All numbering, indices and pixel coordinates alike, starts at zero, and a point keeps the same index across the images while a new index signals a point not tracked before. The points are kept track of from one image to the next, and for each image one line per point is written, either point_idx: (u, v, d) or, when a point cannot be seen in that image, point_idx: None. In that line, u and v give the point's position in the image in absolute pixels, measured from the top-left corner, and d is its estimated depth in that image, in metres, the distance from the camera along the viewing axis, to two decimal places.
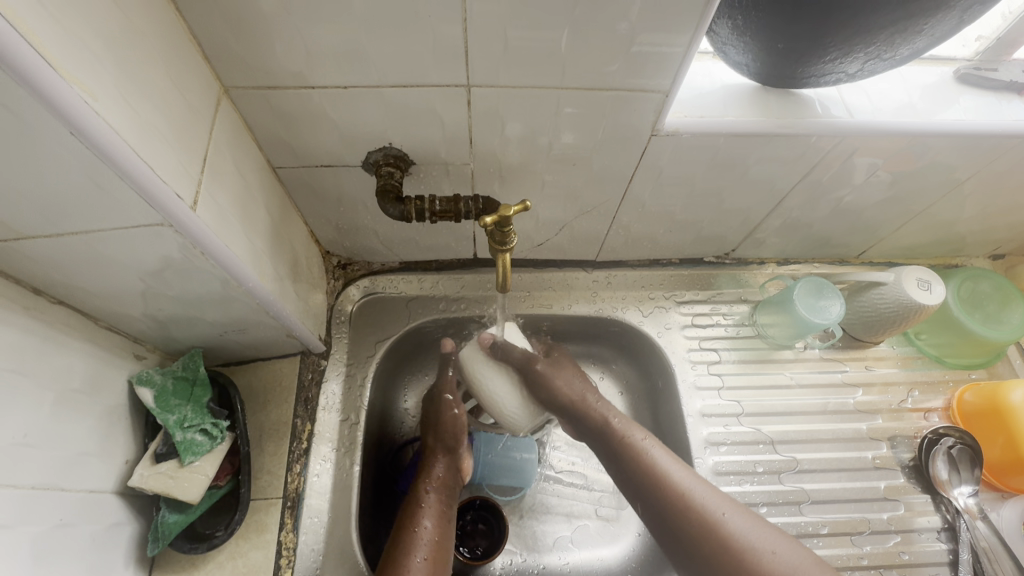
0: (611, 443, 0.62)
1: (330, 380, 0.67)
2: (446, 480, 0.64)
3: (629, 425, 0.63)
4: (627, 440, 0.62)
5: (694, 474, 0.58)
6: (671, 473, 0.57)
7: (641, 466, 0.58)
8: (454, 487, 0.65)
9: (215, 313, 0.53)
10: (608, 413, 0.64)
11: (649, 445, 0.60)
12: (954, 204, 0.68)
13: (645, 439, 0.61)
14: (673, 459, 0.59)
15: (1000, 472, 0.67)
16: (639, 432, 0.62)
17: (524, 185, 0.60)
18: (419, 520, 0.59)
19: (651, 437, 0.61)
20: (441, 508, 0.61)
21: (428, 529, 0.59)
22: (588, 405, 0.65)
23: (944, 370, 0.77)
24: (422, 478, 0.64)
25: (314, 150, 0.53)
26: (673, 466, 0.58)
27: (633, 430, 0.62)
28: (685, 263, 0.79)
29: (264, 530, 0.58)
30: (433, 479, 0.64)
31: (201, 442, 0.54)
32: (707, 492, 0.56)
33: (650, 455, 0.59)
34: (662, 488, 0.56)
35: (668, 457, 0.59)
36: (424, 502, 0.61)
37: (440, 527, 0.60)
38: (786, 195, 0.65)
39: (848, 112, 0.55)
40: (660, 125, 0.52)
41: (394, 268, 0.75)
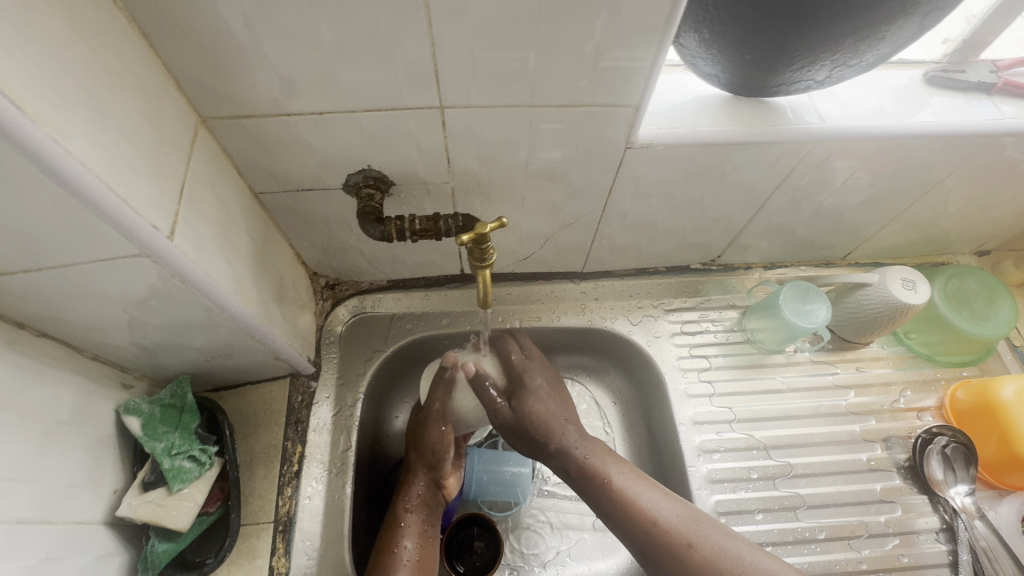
0: (573, 469, 0.58)
1: (320, 402, 0.67)
2: (429, 499, 0.63)
3: (583, 452, 0.59)
4: (585, 462, 0.58)
5: (649, 486, 0.55)
6: (632, 495, 0.54)
7: (600, 487, 0.56)
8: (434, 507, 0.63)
9: (201, 339, 0.53)
10: (574, 438, 0.60)
11: (615, 473, 0.56)
12: (935, 202, 0.69)
13: (599, 458, 0.58)
14: (639, 481, 0.55)
15: (996, 469, 0.66)
16: (592, 451, 0.59)
17: (504, 201, 0.61)
18: (399, 541, 0.59)
19: (609, 457, 0.58)
20: (422, 528, 0.60)
21: (408, 549, 0.58)
22: (555, 431, 0.61)
23: (936, 369, 0.77)
24: (400, 500, 0.62)
25: (294, 174, 0.53)
26: (632, 484, 0.55)
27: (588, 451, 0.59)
28: (672, 271, 0.80)
29: (256, 556, 0.58)
30: (413, 498, 0.62)
31: (189, 469, 0.54)
32: (673, 512, 0.53)
33: (609, 476, 0.56)
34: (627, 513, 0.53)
35: (636, 482, 0.55)
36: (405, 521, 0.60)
37: (420, 547, 0.59)
38: (766, 201, 0.65)
39: (821, 118, 0.56)
40: (633, 137, 0.53)
41: (382, 287, 0.75)
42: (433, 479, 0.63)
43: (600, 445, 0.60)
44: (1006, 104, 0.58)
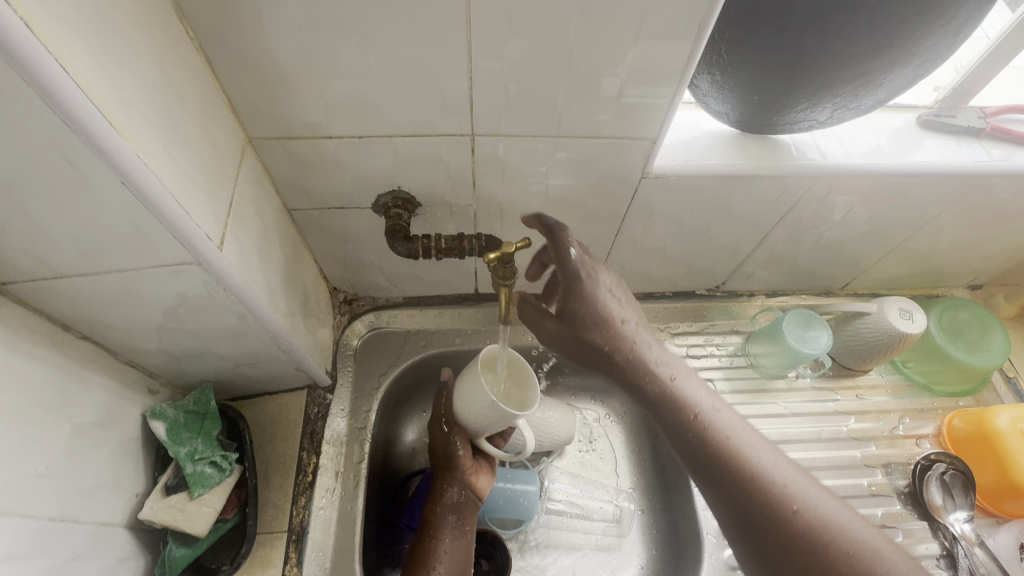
0: (670, 411, 0.54)
1: (335, 413, 0.69)
2: (459, 500, 0.64)
3: (688, 398, 0.54)
4: (683, 400, 0.54)
5: (761, 438, 0.52)
6: (737, 445, 0.50)
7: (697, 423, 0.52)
8: (467, 506, 0.64)
9: (230, 347, 0.55)
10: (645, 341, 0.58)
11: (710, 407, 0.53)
12: (928, 237, 0.73)
13: (709, 408, 0.53)
14: (739, 422, 0.53)
15: (992, 497, 0.68)
16: (698, 390, 0.55)
17: (522, 224, 0.64)
18: (436, 545, 0.60)
19: (709, 396, 0.55)
20: (458, 525, 0.62)
21: (444, 554, 0.60)
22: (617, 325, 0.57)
23: (933, 398, 0.79)
24: (432, 498, 0.64)
25: (328, 193, 0.56)
26: (725, 420, 0.52)
27: (694, 396, 0.54)
28: (679, 296, 0.83)
29: (269, 565, 0.58)
30: (445, 501, 0.63)
31: (210, 475, 0.55)
32: (782, 468, 0.49)
33: (715, 421, 0.52)
34: (717, 448, 0.50)
35: (737, 422, 0.52)
36: (438, 521, 0.62)
37: (452, 544, 0.61)
38: (770, 231, 0.69)
39: (823, 155, 0.60)
40: (649, 167, 0.56)
41: (398, 303, 0.78)
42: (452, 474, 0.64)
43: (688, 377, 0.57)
44: (994, 148, 0.62)
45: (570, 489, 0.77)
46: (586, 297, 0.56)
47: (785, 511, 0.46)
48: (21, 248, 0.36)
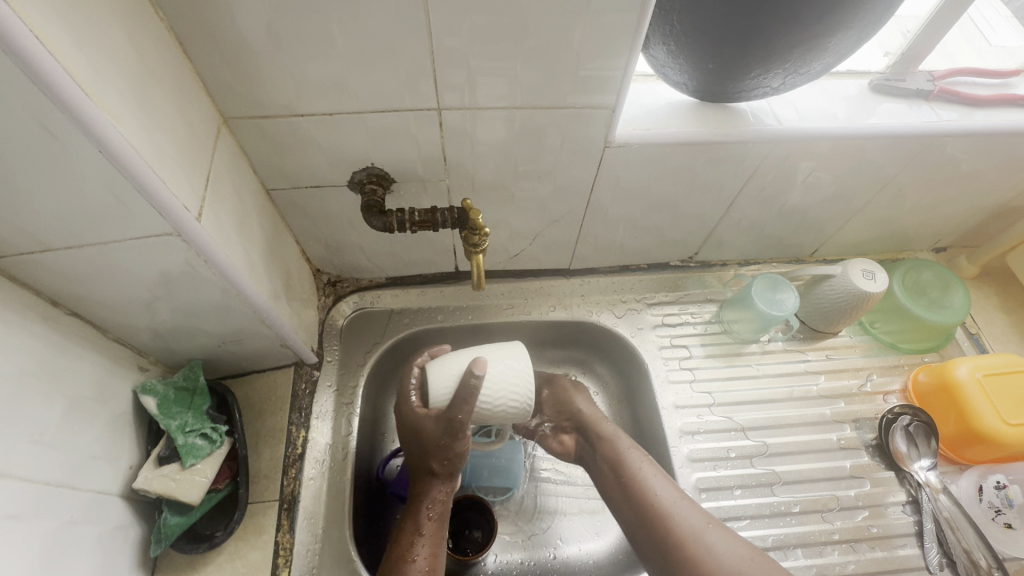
0: (607, 462, 0.65)
1: (321, 389, 0.71)
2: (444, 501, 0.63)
3: (618, 443, 0.66)
4: (620, 455, 0.65)
5: (687, 500, 0.60)
6: (679, 525, 0.57)
7: (623, 472, 0.63)
8: (449, 505, 0.64)
9: (215, 322, 0.57)
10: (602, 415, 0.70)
11: (644, 474, 0.62)
12: (888, 199, 0.75)
13: (646, 467, 0.62)
14: (664, 480, 0.61)
15: (955, 445, 0.71)
16: (647, 467, 0.62)
17: (495, 197, 0.66)
18: (414, 549, 0.60)
19: (634, 449, 0.65)
20: (436, 536, 0.61)
21: (422, 558, 0.59)
22: (599, 424, 0.69)
23: (899, 356, 0.82)
24: (420, 504, 0.62)
25: (305, 171, 0.59)
26: (646, 466, 0.62)
27: (622, 445, 0.65)
28: (654, 267, 0.85)
29: (262, 532, 0.61)
30: (433, 504, 0.62)
31: (201, 446, 0.57)
32: (712, 535, 0.56)
33: (636, 475, 0.62)
34: (631, 491, 0.61)
35: (659, 480, 0.61)
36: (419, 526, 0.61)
37: (432, 548, 0.60)
38: (734, 198, 0.71)
39: (777, 120, 0.62)
40: (611, 136, 0.58)
41: (381, 283, 0.81)
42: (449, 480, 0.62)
43: (633, 447, 0.65)
44: (943, 109, 0.65)
45: (554, 457, 0.80)
46: (568, 402, 0.72)
47: (681, 538, 0.56)
48: (8, 220, 0.38)
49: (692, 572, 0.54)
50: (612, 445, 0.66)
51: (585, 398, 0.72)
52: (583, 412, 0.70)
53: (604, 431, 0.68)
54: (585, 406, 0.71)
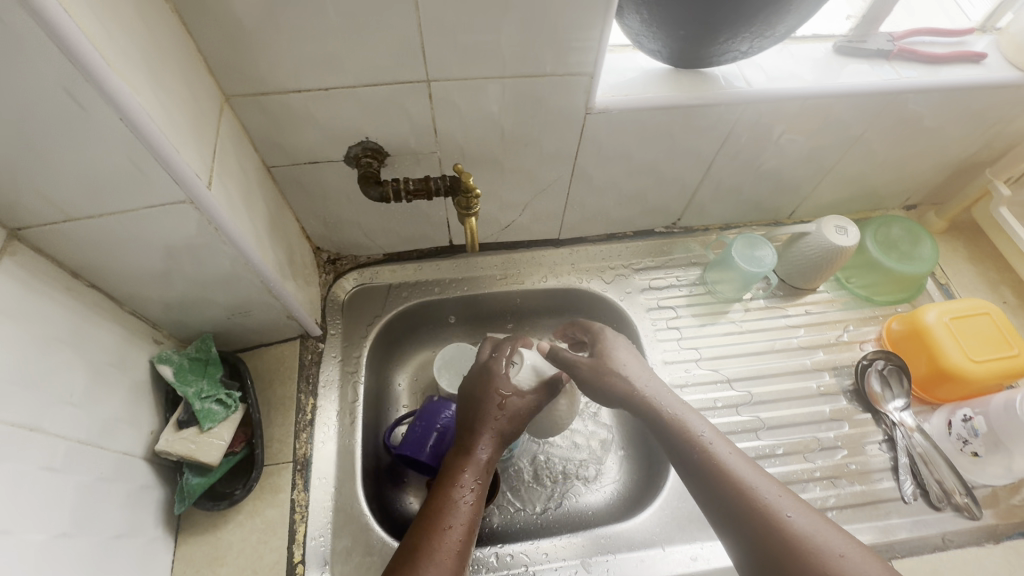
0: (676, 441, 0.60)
1: (327, 359, 0.75)
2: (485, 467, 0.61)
3: (691, 424, 0.60)
4: (686, 434, 0.60)
5: (763, 474, 0.55)
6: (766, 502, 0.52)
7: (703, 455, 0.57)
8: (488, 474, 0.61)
9: (225, 293, 0.60)
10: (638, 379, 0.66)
11: (725, 454, 0.57)
12: (857, 158, 0.80)
13: (707, 433, 0.60)
14: (748, 464, 0.56)
15: (926, 385, 0.76)
16: (726, 450, 0.58)
17: (484, 168, 0.69)
18: (450, 520, 0.55)
19: (703, 424, 0.61)
20: (482, 480, 0.59)
21: (455, 535, 0.54)
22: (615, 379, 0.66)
23: (874, 308, 0.87)
24: (461, 452, 0.62)
25: (303, 147, 0.62)
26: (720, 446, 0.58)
27: (693, 425, 0.60)
28: (640, 234, 0.89)
29: (278, 491, 0.64)
30: (473, 466, 0.60)
31: (218, 411, 0.61)
32: (800, 515, 0.51)
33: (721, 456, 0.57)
34: (717, 475, 0.56)
35: (743, 461, 0.57)
36: (457, 494, 0.57)
37: (468, 524, 0.55)
38: (712, 162, 0.75)
39: (747, 83, 0.66)
40: (591, 103, 0.62)
41: (379, 260, 0.84)
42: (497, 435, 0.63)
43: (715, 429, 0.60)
44: (903, 68, 0.69)
45: None
46: (607, 360, 0.67)
47: (771, 517, 0.51)
48: (35, 188, 0.41)
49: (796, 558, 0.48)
50: (673, 422, 0.61)
51: (625, 366, 0.67)
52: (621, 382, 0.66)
53: (659, 401, 0.63)
54: (631, 369, 0.66)
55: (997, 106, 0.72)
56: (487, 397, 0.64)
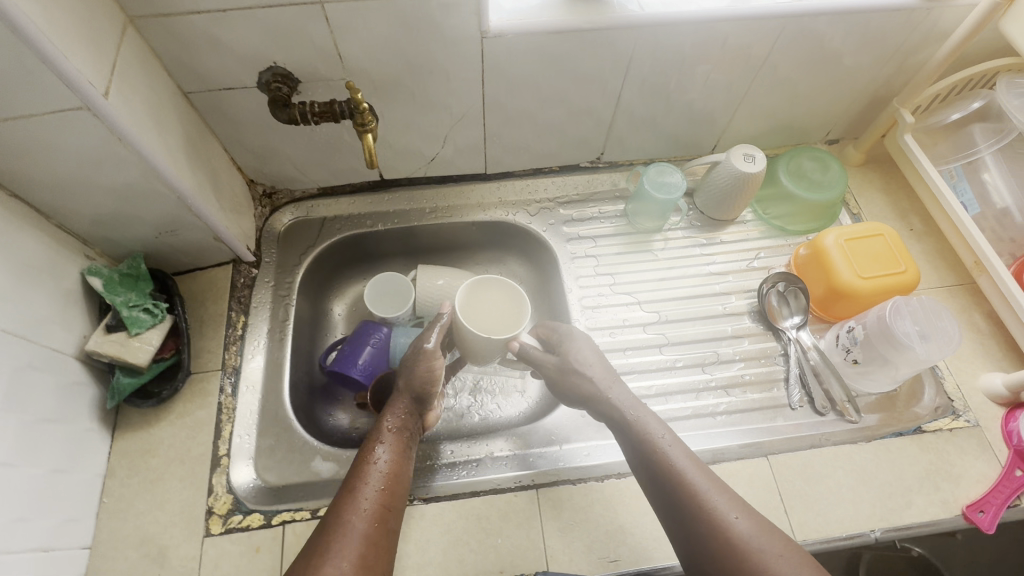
0: (635, 442, 0.62)
1: (259, 283, 0.80)
2: (402, 429, 0.65)
3: (651, 427, 0.63)
4: (645, 436, 0.62)
5: (713, 481, 0.58)
6: (713, 507, 0.56)
7: (658, 458, 0.60)
8: (410, 434, 0.66)
9: (147, 210, 0.65)
10: (611, 384, 0.67)
11: (679, 458, 0.60)
12: (768, 88, 0.82)
13: (666, 440, 0.62)
14: (699, 469, 0.59)
15: (823, 304, 0.80)
16: (680, 455, 0.60)
17: (397, 96, 0.73)
18: (366, 481, 0.59)
19: (659, 425, 0.63)
20: (399, 447, 0.63)
21: (369, 497, 0.57)
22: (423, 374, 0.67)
23: (787, 238, 0.91)
24: (377, 426, 0.65)
25: (215, 72, 0.65)
26: (677, 451, 0.60)
27: (650, 426, 0.63)
28: (565, 169, 0.93)
29: (206, 395, 0.70)
30: (390, 423, 0.65)
31: (145, 319, 0.66)
32: (742, 521, 0.54)
33: (676, 462, 0.59)
34: (669, 477, 0.58)
35: (695, 467, 0.59)
36: (374, 464, 0.60)
37: (385, 488, 0.59)
38: (621, 91, 0.78)
39: (641, 8, 0.69)
40: (485, 27, 0.65)
41: (314, 194, 0.89)
42: (410, 403, 0.67)
43: (669, 432, 0.63)
44: None
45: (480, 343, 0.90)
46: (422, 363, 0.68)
47: (715, 521, 0.55)
48: None
49: (732, 561, 0.52)
50: (631, 426, 0.64)
51: (586, 369, 0.68)
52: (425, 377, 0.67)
53: (620, 404, 0.65)
54: (594, 375, 0.68)
55: (895, 30, 0.74)
56: (419, 364, 0.68)
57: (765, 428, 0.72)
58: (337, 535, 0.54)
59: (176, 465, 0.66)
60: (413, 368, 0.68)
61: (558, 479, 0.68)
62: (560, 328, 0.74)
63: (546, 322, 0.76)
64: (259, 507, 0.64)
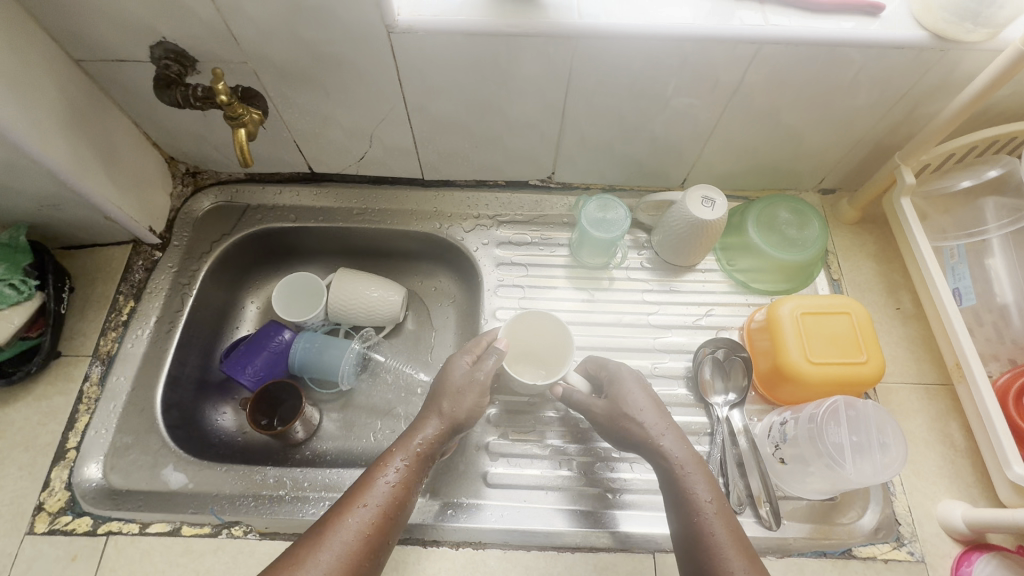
0: (680, 505, 0.53)
1: (158, 267, 0.76)
2: (423, 455, 0.56)
3: (698, 489, 0.53)
4: (690, 499, 0.52)
5: (759, 574, 0.48)
6: None
7: (699, 530, 0.51)
8: (426, 462, 0.57)
9: (18, 181, 0.61)
10: (666, 427, 0.57)
11: (724, 536, 0.50)
12: (743, 122, 0.70)
13: (711, 508, 0.52)
14: (746, 554, 0.49)
15: (769, 384, 0.68)
16: (724, 533, 0.50)
17: (307, 86, 0.66)
18: (358, 508, 0.51)
19: (709, 487, 0.53)
20: (411, 475, 0.55)
21: (354, 531, 0.50)
22: (464, 400, 0.59)
23: (749, 297, 0.79)
24: (400, 441, 0.57)
25: (100, 42, 0.60)
26: (724, 527, 0.50)
27: (699, 491, 0.53)
28: (513, 185, 0.84)
29: (70, 380, 0.67)
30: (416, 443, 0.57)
31: (8, 295, 0.63)
32: None
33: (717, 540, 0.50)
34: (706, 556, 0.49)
35: (741, 552, 0.49)
36: (371, 491, 0.52)
37: (374, 524, 0.50)
38: (565, 108, 0.68)
39: (580, 15, 0.58)
40: (390, 20, 0.56)
41: (240, 179, 0.84)
42: (448, 430, 0.58)
43: (722, 500, 0.52)
44: (774, 13, 0.59)
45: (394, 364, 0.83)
46: (451, 379, 0.60)
47: None
48: None
49: None
50: (677, 483, 0.54)
51: (640, 413, 0.58)
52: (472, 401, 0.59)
53: (669, 454, 0.55)
54: (647, 417, 0.58)
55: (901, 70, 0.61)
56: (458, 386, 0.60)
57: (663, 518, 0.62)
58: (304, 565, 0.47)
59: (19, 450, 0.63)
60: (442, 385, 0.60)
61: (410, 537, 0.60)
62: (609, 368, 0.64)
63: (599, 356, 0.66)
64: (90, 510, 0.61)
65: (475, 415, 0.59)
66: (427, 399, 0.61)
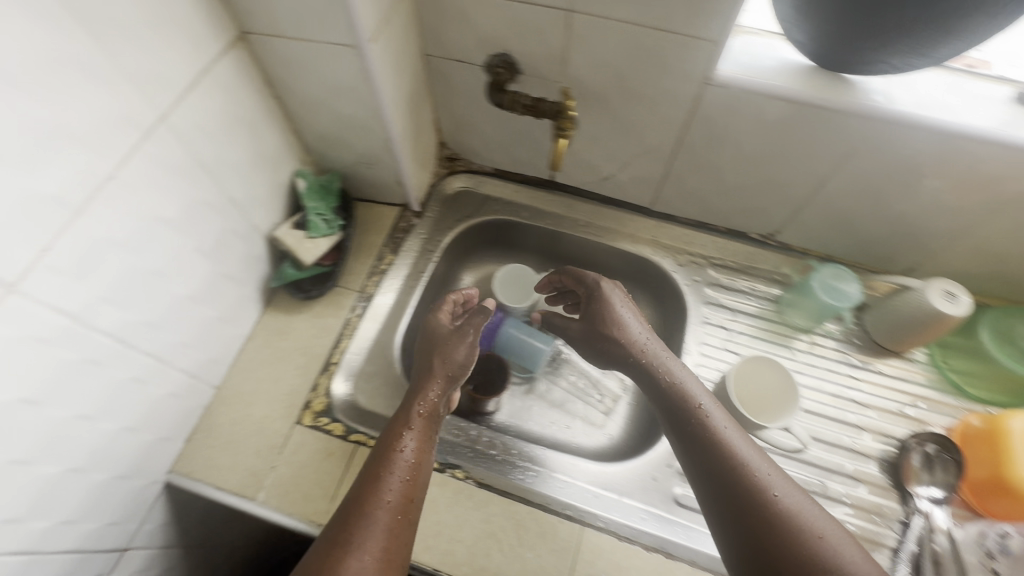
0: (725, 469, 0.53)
1: (414, 232, 0.88)
2: (429, 413, 0.62)
3: (742, 452, 0.54)
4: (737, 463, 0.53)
5: (853, 558, 0.46)
6: None
7: (768, 499, 0.50)
8: (434, 419, 0.63)
9: (359, 140, 0.75)
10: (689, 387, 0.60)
11: (808, 514, 0.49)
12: (1007, 229, 0.70)
13: (777, 481, 0.51)
14: (837, 537, 0.48)
15: (978, 493, 0.66)
16: (812, 513, 0.49)
17: (599, 110, 0.75)
18: (395, 467, 0.56)
19: (759, 455, 0.54)
20: (426, 434, 0.60)
21: (393, 490, 0.54)
22: (448, 359, 0.66)
23: (959, 400, 0.76)
24: (414, 402, 0.62)
25: (455, 45, 0.73)
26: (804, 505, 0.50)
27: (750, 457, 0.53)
28: (732, 233, 0.89)
29: (340, 308, 0.80)
30: (426, 403, 0.62)
31: (320, 226, 0.77)
32: None
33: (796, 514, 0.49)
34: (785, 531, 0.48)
35: (838, 537, 0.48)
36: (399, 451, 0.57)
37: (405, 483, 0.55)
38: (828, 177, 0.72)
39: (888, 101, 0.62)
40: (713, 73, 0.64)
41: (489, 172, 0.95)
42: (447, 384, 0.65)
43: (780, 472, 0.53)
44: None
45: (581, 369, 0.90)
46: (453, 354, 0.67)
47: None
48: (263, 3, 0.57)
49: None
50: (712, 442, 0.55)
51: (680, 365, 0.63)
52: (461, 359, 0.67)
53: (703, 411, 0.57)
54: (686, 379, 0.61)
55: None
56: (449, 344, 0.68)
57: None
58: (358, 520, 0.51)
59: (297, 354, 0.76)
60: (432, 335, 0.69)
61: (605, 528, 0.66)
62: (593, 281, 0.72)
63: (575, 268, 0.75)
64: (344, 420, 0.72)
65: (467, 368, 0.67)
66: (422, 364, 0.67)
